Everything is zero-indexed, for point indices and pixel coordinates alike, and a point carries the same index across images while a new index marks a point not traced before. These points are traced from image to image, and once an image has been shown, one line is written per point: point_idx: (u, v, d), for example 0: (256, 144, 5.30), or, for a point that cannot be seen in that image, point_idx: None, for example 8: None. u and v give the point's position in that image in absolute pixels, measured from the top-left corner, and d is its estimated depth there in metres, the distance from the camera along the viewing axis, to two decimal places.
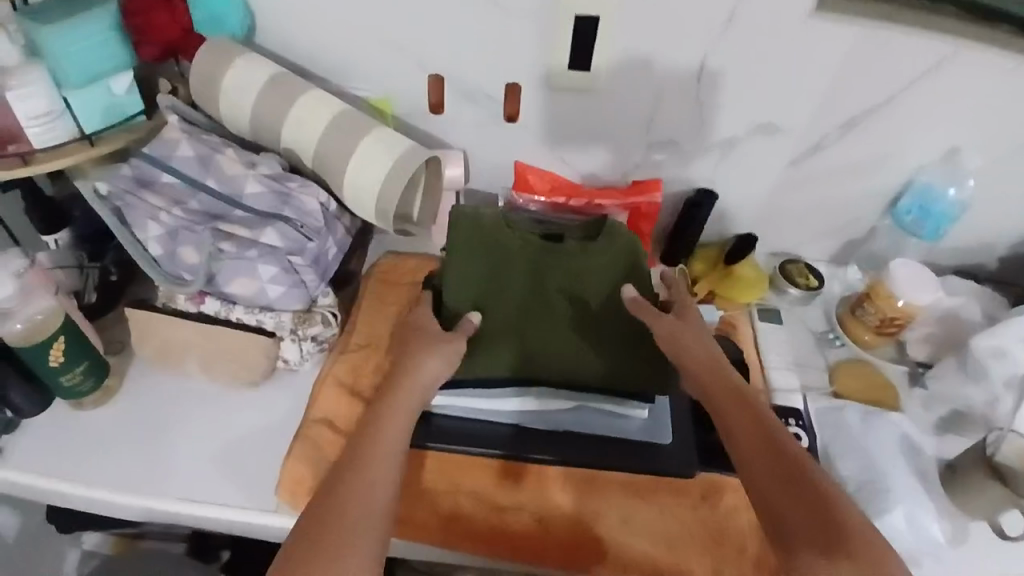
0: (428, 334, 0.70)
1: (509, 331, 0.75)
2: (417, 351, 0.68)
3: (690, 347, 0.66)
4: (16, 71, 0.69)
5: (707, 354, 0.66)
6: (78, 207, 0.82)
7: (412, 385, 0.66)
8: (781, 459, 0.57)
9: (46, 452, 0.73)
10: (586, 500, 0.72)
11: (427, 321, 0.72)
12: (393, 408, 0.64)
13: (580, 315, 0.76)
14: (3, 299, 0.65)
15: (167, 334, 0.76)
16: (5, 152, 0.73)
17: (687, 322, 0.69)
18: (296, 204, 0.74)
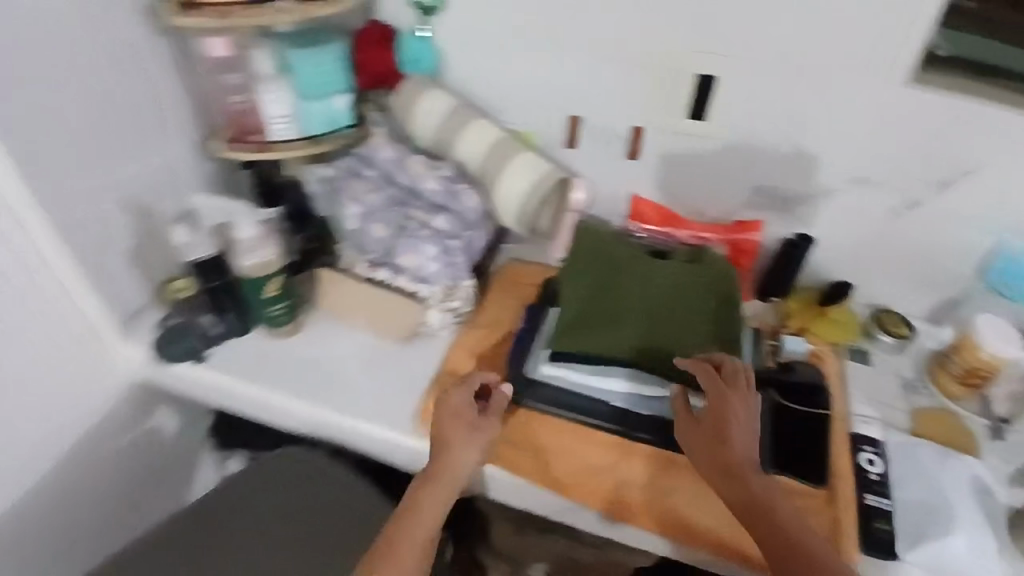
0: (469, 421, 0.83)
1: (611, 318, 0.88)
2: (457, 436, 0.82)
3: (706, 456, 0.76)
4: (269, 80, 0.96)
5: (717, 456, 0.76)
6: (290, 189, 1.01)
7: (453, 469, 0.81)
8: (780, 536, 0.70)
9: (243, 363, 0.97)
10: (665, 476, 0.83)
11: (463, 403, 0.85)
12: (436, 486, 0.80)
13: (674, 317, 0.87)
14: (249, 238, 0.88)
15: (343, 290, 0.98)
16: (249, 140, 0.99)
17: (705, 427, 0.77)
18: (460, 203, 0.95)
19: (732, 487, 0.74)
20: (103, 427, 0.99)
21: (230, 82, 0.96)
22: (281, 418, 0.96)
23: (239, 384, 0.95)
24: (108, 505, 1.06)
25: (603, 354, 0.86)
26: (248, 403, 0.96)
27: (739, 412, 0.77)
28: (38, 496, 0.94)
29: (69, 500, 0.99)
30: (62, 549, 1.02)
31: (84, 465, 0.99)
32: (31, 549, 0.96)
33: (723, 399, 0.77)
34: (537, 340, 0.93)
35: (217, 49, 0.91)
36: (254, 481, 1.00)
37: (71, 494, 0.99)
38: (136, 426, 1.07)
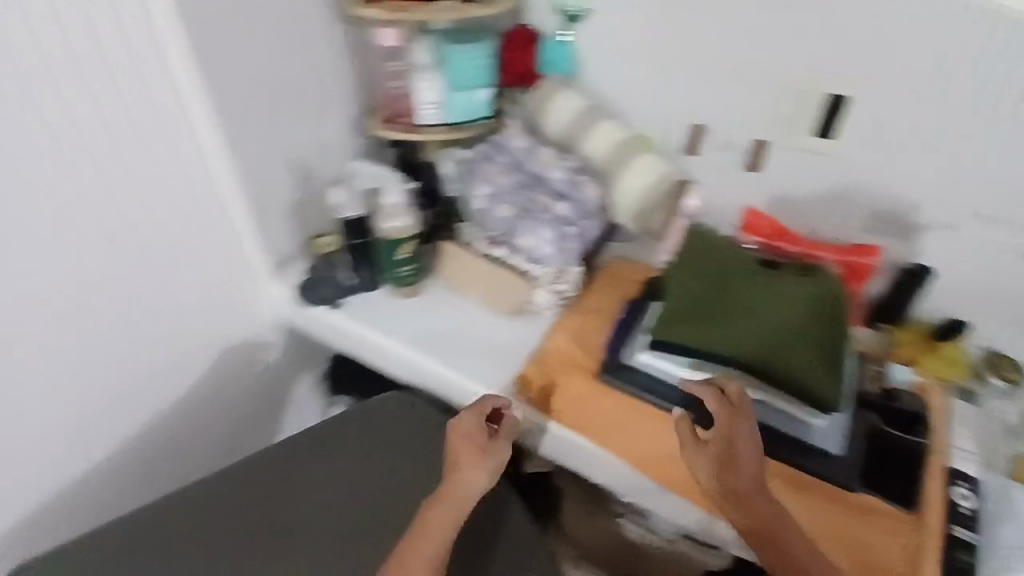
0: (480, 444, 0.88)
1: (711, 318, 0.90)
2: (467, 457, 0.87)
3: (712, 480, 0.80)
4: (425, 70, 1.07)
5: (724, 482, 0.79)
6: (426, 170, 1.12)
7: (466, 485, 0.84)
8: (785, 557, 0.78)
9: (370, 313, 1.10)
10: None
11: (472, 426, 0.90)
12: (446, 501, 0.83)
13: (779, 325, 0.86)
14: (394, 204, 1.01)
15: (462, 263, 1.08)
16: (400, 121, 1.11)
17: (714, 453, 0.80)
18: (581, 194, 1.03)
19: (744, 509, 0.79)
20: (234, 355, 1.14)
21: (391, 68, 1.09)
22: (398, 367, 1.08)
23: (366, 332, 1.08)
24: (231, 427, 1.22)
25: (709, 346, 0.88)
26: (371, 350, 1.09)
27: (744, 437, 0.79)
28: (176, 408, 1.10)
29: (197, 418, 1.14)
30: (186, 456, 1.16)
31: (212, 389, 1.14)
32: (169, 448, 1.12)
33: (729, 425, 0.79)
34: (637, 331, 0.99)
35: (388, 38, 1.03)
36: (358, 419, 1.03)
37: (199, 410, 1.14)
38: (264, 360, 1.21)
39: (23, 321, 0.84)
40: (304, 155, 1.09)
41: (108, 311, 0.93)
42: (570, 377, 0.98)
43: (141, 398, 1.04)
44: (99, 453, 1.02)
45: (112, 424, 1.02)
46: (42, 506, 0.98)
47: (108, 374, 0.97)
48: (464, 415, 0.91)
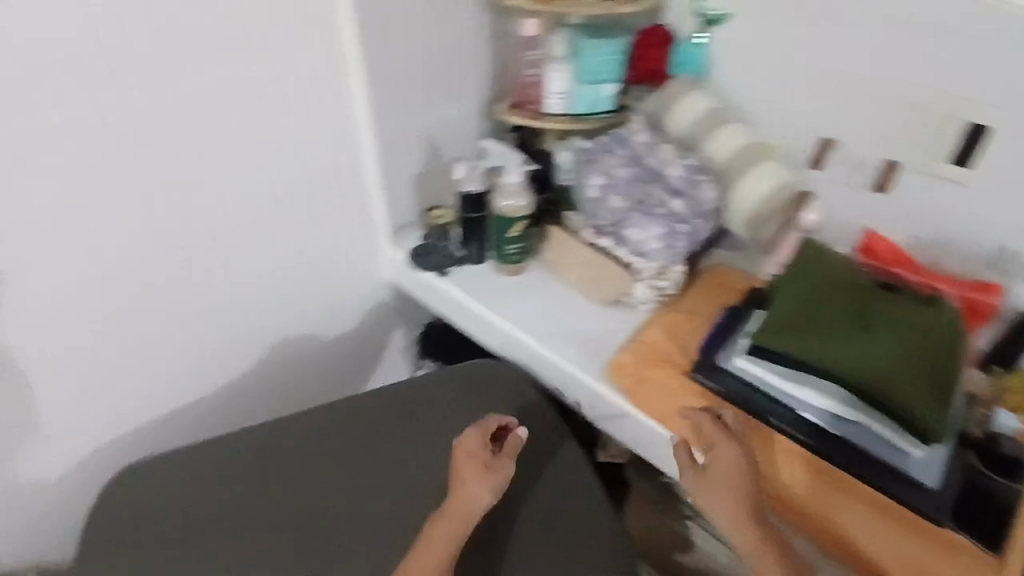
0: (483, 461, 0.90)
1: (825, 328, 0.90)
2: (470, 474, 0.89)
3: (711, 501, 0.89)
4: (559, 61, 1.11)
5: (723, 503, 0.88)
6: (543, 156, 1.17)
7: (469, 500, 0.88)
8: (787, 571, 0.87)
9: (473, 281, 1.15)
10: (828, 493, 0.90)
11: (477, 445, 0.92)
12: (454, 509, 0.88)
13: (896, 346, 0.87)
14: (513, 183, 1.07)
15: (567, 249, 1.11)
16: (526, 109, 1.16)
17: (711, 476, 0.88)
18: (698, 192, 1.04)
19: (744, 526, 0.87)
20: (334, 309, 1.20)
21: (528, 57, 1.14)
22: (492, 339, 1.13)
23: (466, 300, 1.13)
24: (316, 380, 1.25)
25: (832, 366, 0.86)
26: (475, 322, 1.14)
27: (734, 458, 0.88)
28: (278, 353, 1.17)
29: (304, 368, 1.22)
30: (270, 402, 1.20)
31: (319, 342, 1.21)
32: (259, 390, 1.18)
33: (721, 449, 0.88)
34: (735, 335, 1.00)
35: (528, 28, 1.11)
36: (444, 380, 1.09)
37: (288, 359, 1.18)
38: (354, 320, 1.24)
39: (178, 242, 0.97)
40: (437, 132, 1.15)
41: (244, 250, 1.04)
42: (662, 370, 0.99)
43: (257, 337, 1.13)
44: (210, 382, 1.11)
45: (228, 356, 1.11)
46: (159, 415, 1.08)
47: (219, 320, 1.06)
48: (467, 433, 0.93)
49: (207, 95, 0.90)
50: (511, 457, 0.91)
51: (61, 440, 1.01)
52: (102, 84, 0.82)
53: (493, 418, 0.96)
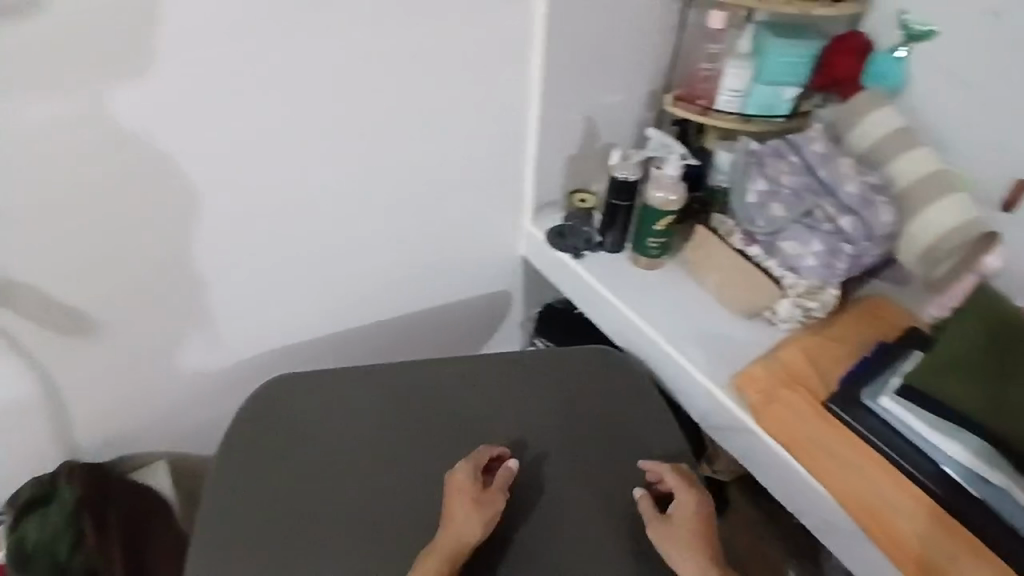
0: (473, 495, 0.87)
1: (994, 378, 0.83)
2: (460, 508, 0.86)
3: (677, 552, 0.85)
4: (740, 58, 1.07)
5: (691, 553, 0.85)
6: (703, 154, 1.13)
7: (459, 536, 0.84)
8: None
9: (608, 269, 1.13)
10: (948, 551, 0.83)
11: (469, 477, 0.89)
12: (443, 543, 0.83)
13: None
14: (669, 175, 1.04)
15: (713, 252, 1.08)
16: (695, 103, 1.13)
17: (675, 526, 0.87)
18: (873, 214, 0.97)
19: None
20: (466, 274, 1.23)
21: (710, 50, 1.12)
22: (616, 329, 1.11)
23: (595, 285, 1.11)
24: (434, 338, 1.29)
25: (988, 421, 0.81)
26: (606, 308, 1.11)
27: (694, 510, 0.88)
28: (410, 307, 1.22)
29: (427, 323, 1.26)
30: (391, 350, 1.26)
31: (452, 299, 1.25)
32: (384, 338, 1.24)
33: (684, 499, 0.90)
34: (887, 372, 0.96)
35: (714, 21, 1.06)
36: (560, 360, 1.09)
37: (415, 314, 1.23)
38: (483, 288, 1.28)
39: (313, 192, 1.01)
40: (598, 115, 1.14)
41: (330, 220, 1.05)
42: (794, 393, 0.96)
43: (388, 288, 1.17)
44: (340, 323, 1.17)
45: (363, 301, 1.16)
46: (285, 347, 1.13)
47: (359, 271, 1.12)
48: (460, 467, 0.91)
49: (398, 49, 0.94)
50: (502, 491, 0.89)
51: (200, 356, 1.07)
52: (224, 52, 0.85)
53: (485, 448, 0.95)
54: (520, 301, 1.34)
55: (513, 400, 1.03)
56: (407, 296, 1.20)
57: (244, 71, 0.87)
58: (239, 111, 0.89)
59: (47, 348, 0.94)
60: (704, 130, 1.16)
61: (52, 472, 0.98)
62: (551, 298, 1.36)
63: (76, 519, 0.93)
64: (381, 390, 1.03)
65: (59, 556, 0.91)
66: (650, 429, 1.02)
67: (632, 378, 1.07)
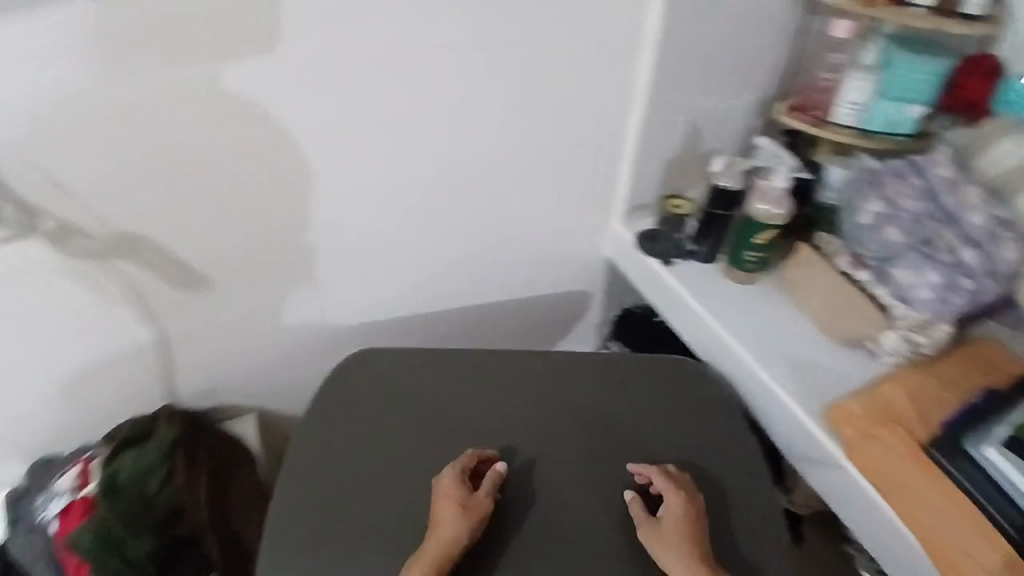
0: (459, 500, 0.87)
1: None
2: (445, 514, 0.85)
3: (666, 550, 0.84)
4: (863, 70, 1.01)
5: (679, 550, 0.84)
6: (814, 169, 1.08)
7: (443, 541, 0.83)
8: None
9: (699, 278, 1.09)
10: None
11: (455, 479, 0.89)
12: (428, 550, 0.83)
13: None
14: (777, 188, 0.99)
15: (815, 272, 1.03)
16: (810, 114, 1.08)
17: (664, 528, 0.86)
18: (998, 248, 0.91)
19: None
20: (552, 270, 1.23)
21: (832, 61, 1.06)
22: (701, 342, 1.08)
23: (684, 294, 1.07)
24: (510, 330, 1.29)
25: None
26: (691, 319, 1.07)
27: (683, 515, 0.87)
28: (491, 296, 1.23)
29: (506, 314, 1.27)
30: (467, 337, 1.27)
31: (533, 292, 1.25)
32: (463, 325, 1.25)
33: (671, 502, 0.88)
34: (1000, 423, 0.88)
35: (839, 30, 1.02)
36: (641, 366, 1.07)
37: (495, 303, 1.24)
38: (566, 286, 1.27)
39: (416, 173, 1.02)
40: (705, 120, 1.11)
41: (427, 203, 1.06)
42: (892, 432, 0.89)
43: (474, 275, 1.18)
44: (425, 305, 1.18)
45: (449, 286, 1.18)
46: (370, 323, 1.16)
47: (448, 255, 1.14)
48: (445, 473, 0.90)
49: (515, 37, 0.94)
50: (487, 495, 0.88)
51: (291, 319, 1.10)
52: (352, 28, 0.87)
53: (473, 450, 0.94)
54: (601, 303, 1.32)
55: (590, 401, 1.02)
56: (490, 286, 1.21)
57: (368, 48, 0.89)
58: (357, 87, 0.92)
59: (158, 298, 0.99)
60: (817, 144, 1.11)
61: (152, 414, 1.04)
62: (629, 303, 1.33)
63: (171, 458, 0.99)
64: (460, 374, 1.04)
65: (147, 491, 0.96)
66: (728, 446, 0.99)
67: (716, 392, 1.04)
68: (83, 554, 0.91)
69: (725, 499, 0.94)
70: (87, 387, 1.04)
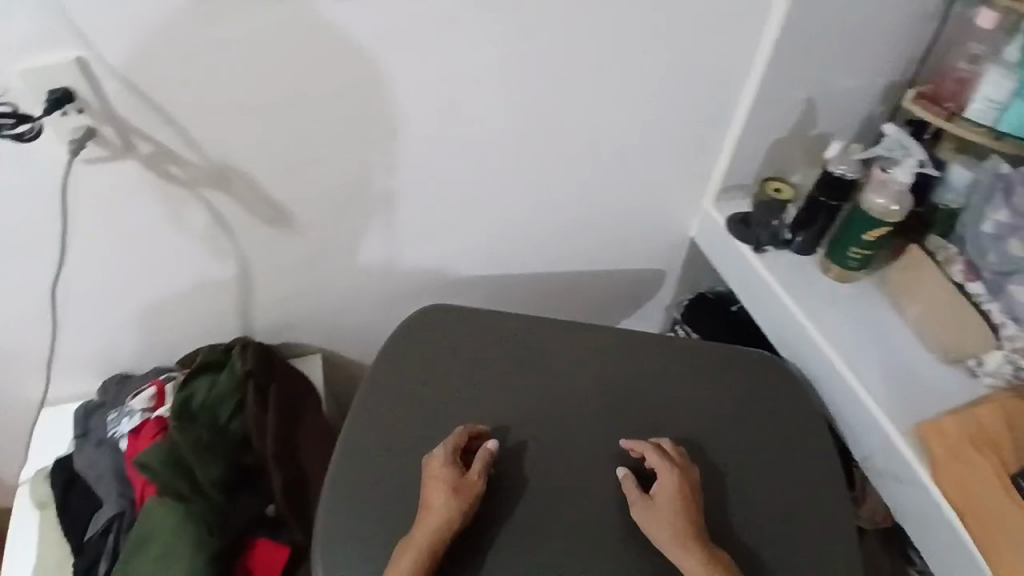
0: (446, 481, 0.85)
1: None
2: (436, 497, 0.84)
3: (655, 520, 0.84)
4: (1008, 66, 0.91)
5: (670, 521, 0.84)
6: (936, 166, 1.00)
7: (433, 526, 0.82)
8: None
9: (792, 271, 1.03)
10: None
11: (445, 459, 0.88)
12: (419, 535, 0.82)
13: None
14: (899, 183, 0.92)
15: (925, 277, 0.97)
16: (941, 105, 0.98)
17: (657, 505, 0.85)
18: None
19: (689, 558, 0.81)
20: (631, 244, 1.19)
21: (972, 51, 0.97)
22: (786, 337, 1.02)
23: (773, 285, 1.01)
24: (579, 299, 1.27)
25: None
26: (777, 312, 1.02)
27: (676, 495, 0.86)
28: (564, 264, 1.20)
29: (577, 283, 1.24)
30: (535, 301, 1.25)
31: (607, 264, 1.21)
32: (533, 289, 1.23)
33: (664, 479, 0.87)
34: None
35: (984, 21, 0.91)
36: (717, 353, 1.03)
37: (568, 271, 1.21)
38: (643, 263, 1.23)
39: (507, 133, 0.99)
40: (818, 104, 1.03)
41: (515, 164, 1.03)
42: (982, 458, 0.84)
43: (552, 241, 1.15)
44: (499, 265, 1.17)
45: (526, 249, 1.15)
46: (443, 276, 1.16)
47: (529, 219, 1.11)
48: (436, 454, 0.89)
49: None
50: (479, 475, 0.87)
51: (368, 265, 1.10)
52: None
53: (464, 427, 0.92)
54: (676, 283, 1.27)
55: (660, 383, 1.00)
56: (566, 253, 1.18)
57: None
58: (459, 37, 0.87)
59: (243, 233, 1.00)
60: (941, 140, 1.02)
61: (227, 344, 1.09)
62: (706, 285, 1.27)
63: (243, 386, 1.02)
64: (526, 341, 1.03)
65: (218, 419, 1.00)
66: (803, 444, 0.96)
67: (795, 389, 1.00)
68: (155, 477, 0.93)
69: (794, 497, 0.91)
70: (166, 312, 1.06)
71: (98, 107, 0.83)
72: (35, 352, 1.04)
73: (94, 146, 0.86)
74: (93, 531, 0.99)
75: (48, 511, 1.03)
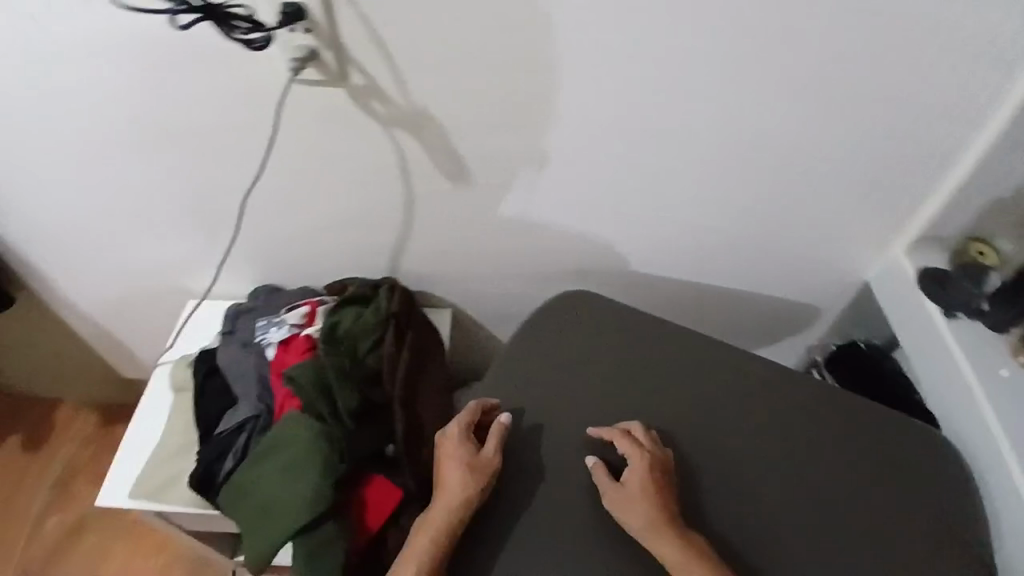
0: (462, 458, 0.87)
1: None
2: (452, 475, 0.86)
3: (628, 508, 0.83)
4: None
5: (641, 507, 0.82)
6: None
7: (453, 506, 0.84)
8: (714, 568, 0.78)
9: (977, 348, 0.94)
10: None
11: (461, 438, 0.90)
12: (437, 514, 0.84)
13: None
14: None
15: None
16: None
17: (627, 492, 0.84)
18: None
19: (664, 543, 0.80)
20: (792, 279, 1.14)
21: None
22: (953, 415, 0.96)
23: (954, 350, 0.94)
24: (719, 317, 1.23)
25: None
26: (949, 382, 0.95)
27: (646, 484, 0.84)
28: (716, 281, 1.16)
29: (720, 301, 1.20)
30: (675, 309, 1.23)
31: (760, 291, 1.17)
32: (676, 296, 1.20)
33: (632, 468, 0.85)
34: None
35: None
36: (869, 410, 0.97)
37: (716, 288, 1.17)
38: (801, 299, 1.17)
39: (704, 138, 0.95)
40: None
41: (701, 170, 0.99)
42: None
43: (714, 255, 1.12)
44: (654, 266, 1.15)
45: (686, 257, 1.12)
46: (597, 264, 1.15)
47: (698, 227, 1.07)
48: (450, 430, 0.91)
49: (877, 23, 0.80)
50: (493, 452, 0.87)
51: (528, 237, 1.11)
52: None
53: (477, 402, 0.94)
54: (830, 327, 1.21)
55: (802, 427, 0.94)
56: (723, 271, 1.14)
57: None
58: (682, 30, 0.82)
59: (419, 179, 1.02)
60: None
61: (377, 281, 1.13)
62: (859, 336, 1.20)
63: (386, 324, 1.06)
64: (673, 352, 1.00)
65: (358, 350, 1.04)
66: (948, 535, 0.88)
67: (863, 429, 0.95)
68: (297, 390, 0.98)
69: None
70: (328, 237, 1.10)
71: (325, 29, 0.83)
72: (205, 246, 1.10)
73: (313, 68, 0.87)
74: (222, 427, 1.03)
75: (182, 396, 1.10)
